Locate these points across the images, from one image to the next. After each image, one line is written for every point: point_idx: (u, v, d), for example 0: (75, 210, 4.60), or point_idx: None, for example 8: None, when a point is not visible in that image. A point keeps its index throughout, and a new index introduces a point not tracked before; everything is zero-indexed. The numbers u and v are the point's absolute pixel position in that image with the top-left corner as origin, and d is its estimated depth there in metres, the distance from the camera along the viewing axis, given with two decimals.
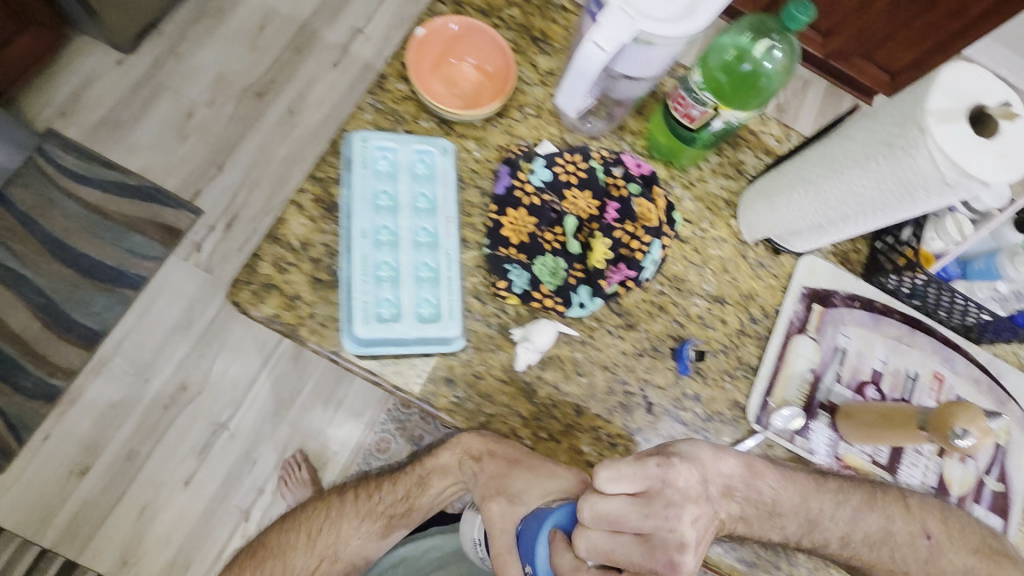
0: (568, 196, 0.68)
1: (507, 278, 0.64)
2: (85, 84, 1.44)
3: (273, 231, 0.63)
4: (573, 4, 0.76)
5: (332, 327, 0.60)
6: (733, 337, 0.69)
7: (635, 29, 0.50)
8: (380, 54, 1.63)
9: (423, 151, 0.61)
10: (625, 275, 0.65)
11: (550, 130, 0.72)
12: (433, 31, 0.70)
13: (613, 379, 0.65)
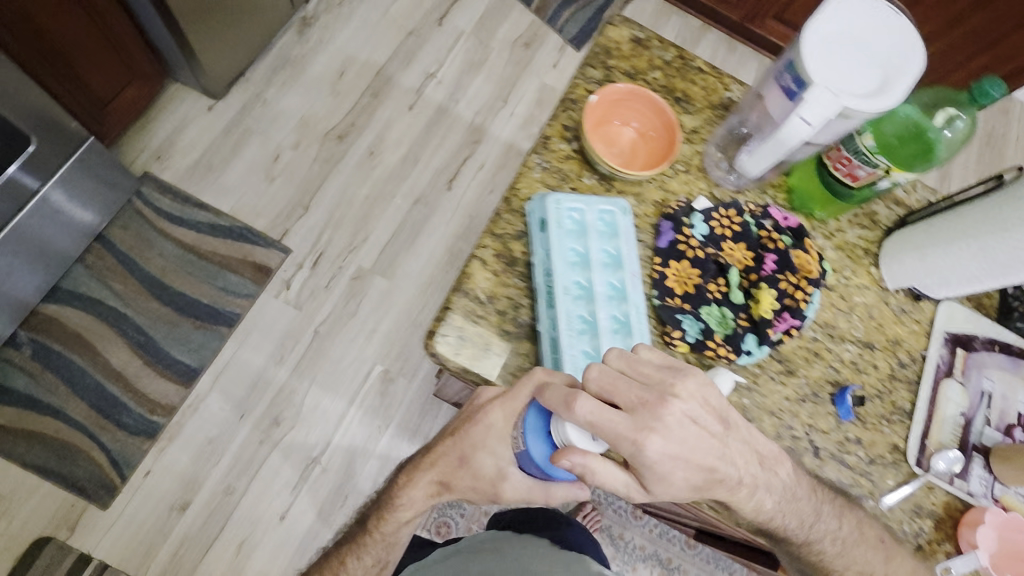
0: (725, 249, 0.71)
1: (680, 327, 0.67)
2: (178, 128, 1.49)
3: (460, 284, 0.66)
4: (709, 67, 0.82)
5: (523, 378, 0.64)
6: (885, 382, 0.72)
7: (839, 105, 0.55)
8: (453, 97, 1.70)
9: (606, 212, 0.66)
10: (789, 324, 0.68)
11: (700, 185, 0.76)
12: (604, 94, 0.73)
13: (780, 424, 0.68)
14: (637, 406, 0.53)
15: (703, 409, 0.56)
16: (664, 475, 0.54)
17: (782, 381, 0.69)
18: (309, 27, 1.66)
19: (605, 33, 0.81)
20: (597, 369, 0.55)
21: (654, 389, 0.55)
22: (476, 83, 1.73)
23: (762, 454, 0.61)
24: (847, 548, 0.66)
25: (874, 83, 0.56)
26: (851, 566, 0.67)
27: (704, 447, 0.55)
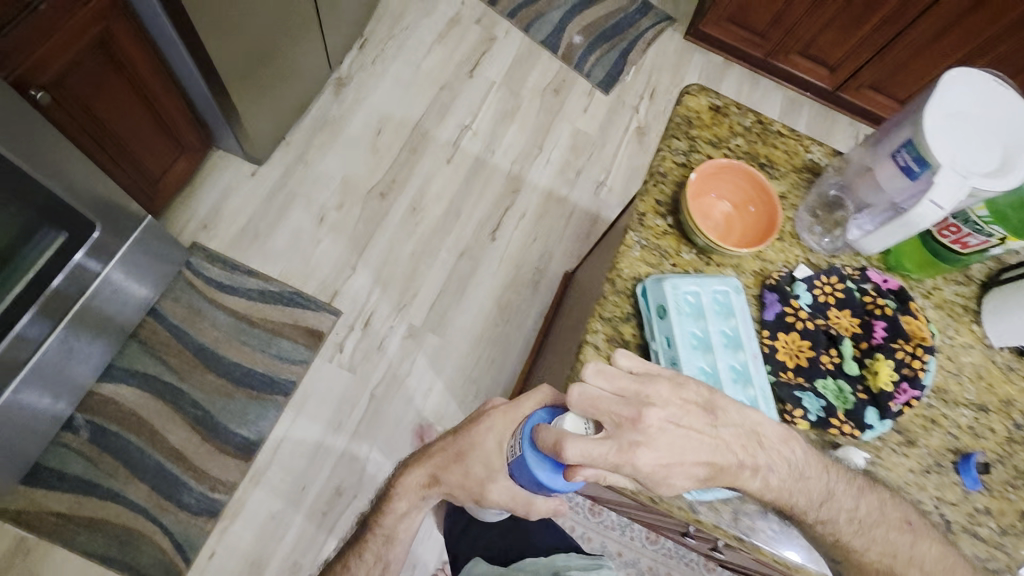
0: (832, 318, 0.71)
1: (801, 405, 0.65)
2: (223, 196, 1.50)
3: (576, 374, 0.65)
4: (788, 130, 0.83)
5: None
6: (1005, 445, 0.71)
7: (969, 186, 0.54)
8: (488, 148, 1.72)
9: (721, 291, 0.65)
10: (910, 395, 0.66)
11: (795, 252, 0.75)
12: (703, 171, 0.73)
13: (909, 499, 0.66)
14: (620, 420, 0.54)
15: (683, 409, 0.56)
16: (662, 480, 0.54)
17: (905, 451, 0.68)
18: (344, 87, 1.69)
19: (683, 102, 0.81)
20: (578, 391, 0.54)
21: (632, 403, 0.54)
22: (510, 132, 1.76)
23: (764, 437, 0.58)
24: (866, 531, 0.60)
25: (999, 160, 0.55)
26: (874, 548, 0.60)
27: (694, 446, 0.55)
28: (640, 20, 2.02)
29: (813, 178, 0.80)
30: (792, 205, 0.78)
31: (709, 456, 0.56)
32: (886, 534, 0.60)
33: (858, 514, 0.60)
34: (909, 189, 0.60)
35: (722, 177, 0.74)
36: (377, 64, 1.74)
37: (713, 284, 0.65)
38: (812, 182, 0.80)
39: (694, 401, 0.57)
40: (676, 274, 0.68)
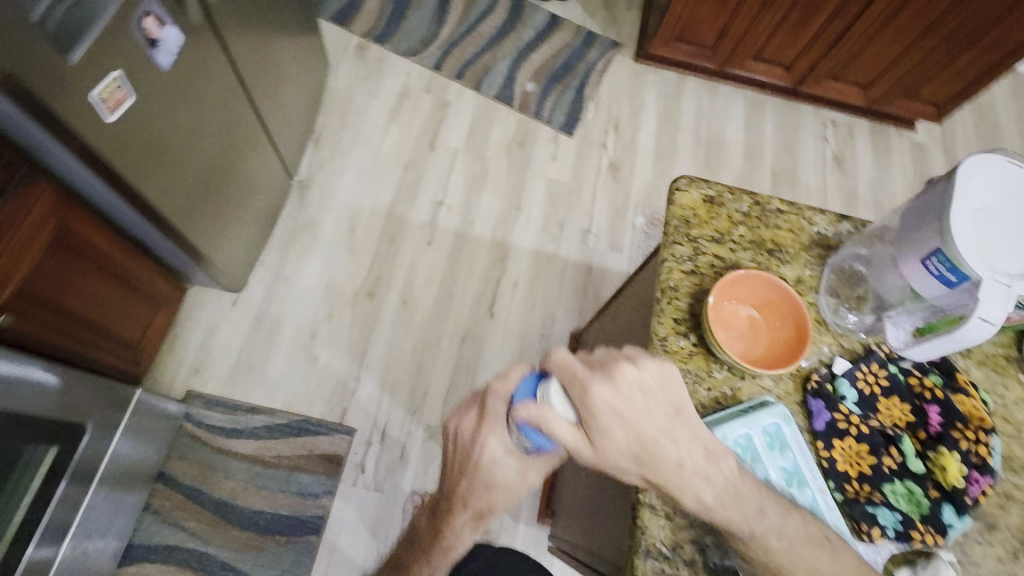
0: (883, 411, 0.67)
1: (876, 522, 0.62)
2: (208, 334, 1.44)
3: (637, 543, 0.60)
4: (787, 205, 0.79)
5: None
6: None
7: (1014, 293, 0.52)
8: (466, 220, 1.68)
9: (772, 427, 0.63)
10: (982, 484, 0.63)
11: (827, 340, 0.71)
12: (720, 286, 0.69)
13: None
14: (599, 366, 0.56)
15: (659, 385, 0.56)
16: (605, 429, 0.53)
17: (988, 540, 0.64)
18: (308, 190, 1.65)
19: (675, 200, 0.78)
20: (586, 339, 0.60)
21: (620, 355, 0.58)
22: (484, 198, 1.71)
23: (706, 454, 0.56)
24: (792, 548, 0.56)
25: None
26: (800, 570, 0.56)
27: (647, 416, 0.55)
28: (588, 51, 1.98)
29: (824, 252, 0.77)
30: (810, 288, 0.75)
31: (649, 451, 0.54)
32: (811, 555, 0.57)
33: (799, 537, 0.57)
34: (941, 291, 0.57)
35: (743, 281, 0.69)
36: (335, 158, 1.70)
37: (763, 418, 0.64)
38: (824, 258, 0.76)
39: (674, 382, 0.57)
40: (720, 410, 0.65)
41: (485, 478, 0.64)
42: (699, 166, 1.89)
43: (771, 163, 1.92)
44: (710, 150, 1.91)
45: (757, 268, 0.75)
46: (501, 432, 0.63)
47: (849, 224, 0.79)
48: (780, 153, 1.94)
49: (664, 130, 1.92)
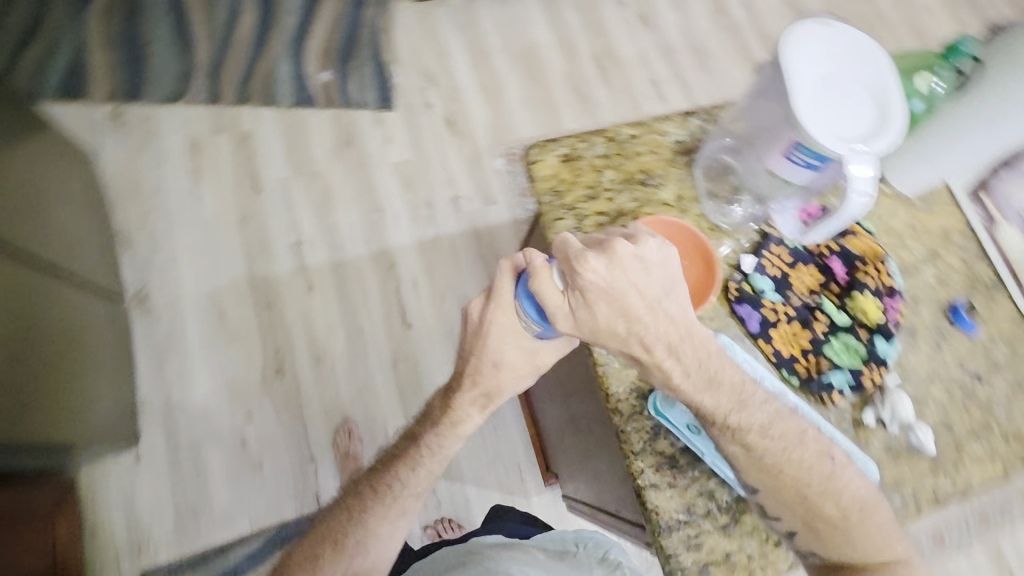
0: (799, 285, 0.71)
1: (831, 387, 0.67)
2: (130, 505, 1.27)
3: (657, 523, 0.61)
4: (636, 127, 0.77)
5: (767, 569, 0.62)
6: (964, 275, 0.78)
7: (876, 153, 0.53)
8: (334, 247, 1.54)
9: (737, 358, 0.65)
10: (894, 306, 0.70)
11: (726, 243, 0.73)
12: None
13: (943, 382, 0.72)
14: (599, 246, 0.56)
15: (658, 262, 0.56)
16: (591, 303, 0.54)
17: (915, 346, 0.73)
18: (149, 299, 1.43)
19: (534, 174, 0.73)
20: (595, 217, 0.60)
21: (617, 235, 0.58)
22: (340, 215, 1.57)
23: (692, 337, 0.57)
24: (785, 453, 0.59)
25: (880, 107, 0.53)
26: (785, 472, 0.59)
27: (638, 297, 0.55)
28: (364, 10, 1.79)
29: (688, 158, 0.77)
30: (693, 200, 0.75)
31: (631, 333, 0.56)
32: (802, 457, 0.60)
33: (779, 431, 0.59)
34: (808, 173, 0.58)
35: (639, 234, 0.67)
36: (159, 250, 1.47)
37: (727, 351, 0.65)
38: (691, 164, 0.76)
39: (674, 265, 0.57)
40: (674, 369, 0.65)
41: (499, 353, 0.69)
42: (528, 81, 1.81)
43: (589, 49, 1.88)
44: (530, 61, 1.84)
45: (638, 204, 0.73)
46: (508, 310, 0.66)
47: (696, 120, 0.79)
48: (593, 36, 1.90)
49: (478, 61, 1.81)
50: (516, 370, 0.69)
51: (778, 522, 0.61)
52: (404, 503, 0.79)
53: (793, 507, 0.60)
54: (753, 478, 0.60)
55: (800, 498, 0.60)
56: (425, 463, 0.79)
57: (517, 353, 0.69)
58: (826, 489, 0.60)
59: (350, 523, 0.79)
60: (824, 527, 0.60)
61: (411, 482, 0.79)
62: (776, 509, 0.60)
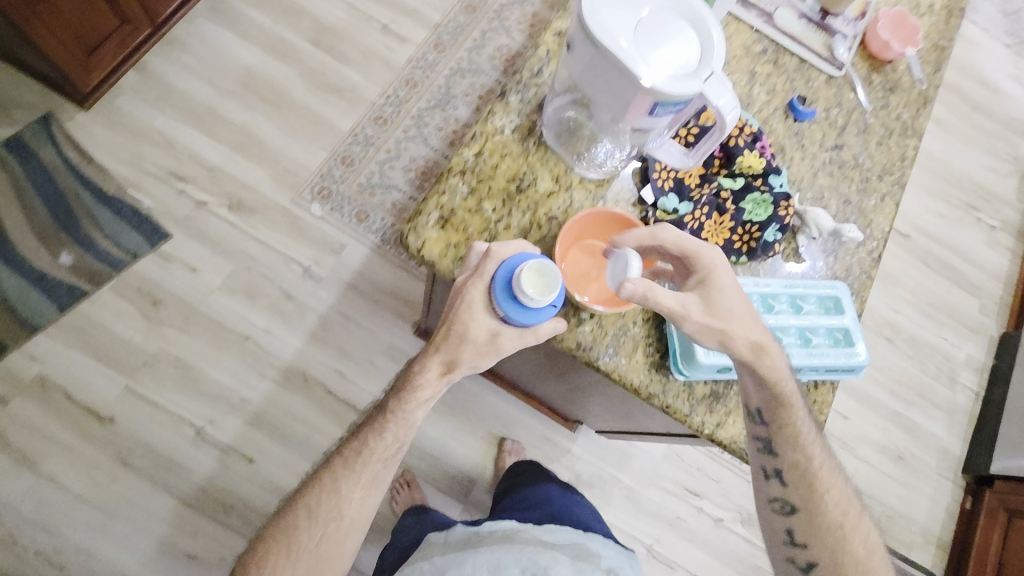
0: (693, 181, 0.75)
1: (768, 242, 0.75)
2: None
3: (737, 447, 0.69)
4: (472, 143, 0.72)
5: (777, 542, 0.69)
6: (781, 73, 0.86)
7: (718, 69, 0.54)
8: (237, 406, 1.35)
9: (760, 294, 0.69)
10: (764, 144, 0.77)
11: (621, 189, 0.74)
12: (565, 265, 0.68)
13: (823, 171, 0.83)
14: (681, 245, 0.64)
15: None
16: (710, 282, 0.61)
17: (789, 158, 0.82)
18: None
19: (428, 258, 0.68)
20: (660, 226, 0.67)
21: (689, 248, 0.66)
22: (214, 374, 1.36)
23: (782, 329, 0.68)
24: (823, 470, 0.67)
25: (696, 28, 0.54)
26: (823, 500, 0.66)
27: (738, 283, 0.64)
28: (40, 160, 1.42)
29: (536, 138, 0.74)
30: (568, 171, 0.73)
31: (750, 320, 0.62)
32: (837, 487, 0.68)
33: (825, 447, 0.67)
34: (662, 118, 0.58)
35: (562, 262, 0.68)
36: (65, 559, 1.21)
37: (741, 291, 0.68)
38: (542, 140, 0.73)
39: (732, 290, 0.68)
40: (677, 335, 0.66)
41: (462, 326, 0.67)
42: (274, 111, 1.58)
43: (303, 38, 1.66)
44: (258, 89, 1.59)
45: (533, 214, 0.71)
46: (481, 284, 0.65)
47: (512, 98, 0.75)
48: (296, 22, 1.67)
49: (209, 126, 1.54)
50: (476, 343, 0.66)
51: (802, 548, 0.67)
52: (373, 471, 0.73)
53: (825, 541, 0.66)
54: (797, 498, 0.66)
55: (833, 528, 0.66)
56: (391, 428, 0.73)
57: (481, 329, 0.66)
58: (850, 523, 0.66)
59: (318, 495, 0.72)
60: (850, 567, 0.64)
61: (379, 449, 0.73)
62: (804, 534, 0.66)
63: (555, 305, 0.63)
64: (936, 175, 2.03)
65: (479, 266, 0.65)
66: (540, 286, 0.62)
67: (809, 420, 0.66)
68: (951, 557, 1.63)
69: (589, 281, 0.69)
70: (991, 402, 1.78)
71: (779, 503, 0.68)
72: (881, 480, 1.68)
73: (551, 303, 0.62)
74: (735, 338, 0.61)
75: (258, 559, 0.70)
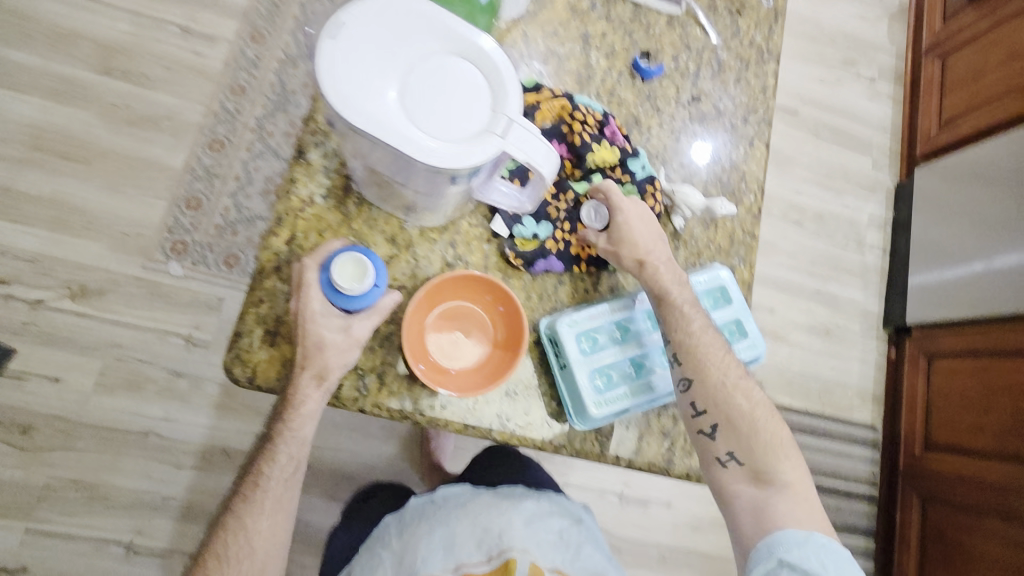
0: (548, 193, 0.66)
1: None
2: None
3: (658, 467, 0.66)
4: (281, 227, 0.60)
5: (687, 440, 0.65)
6: (618, 28, 0.75)
7: (517, 114, 0.43)
8: (162, 507, 1.23)
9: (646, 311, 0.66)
10: (615, 128, 0.68)
11: (469, 229, 0.65)
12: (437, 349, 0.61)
13: (685, 133, 0.75)
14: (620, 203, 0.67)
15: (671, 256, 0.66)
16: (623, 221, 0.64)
17: (647, 128, 0.73)
18: None
19: (264, 383, 0.57)
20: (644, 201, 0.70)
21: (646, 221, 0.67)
22: (124, 483, 1.23)
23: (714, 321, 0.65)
24: (709, 338, 0.63)
25: (487, 75, 0.43)
26: (712, 368, 0.62)
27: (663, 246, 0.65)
28: None
29: (354, 198, 0.62)
30: (402, 226, 0.63)
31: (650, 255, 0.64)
32: (720, 351, 0.63)
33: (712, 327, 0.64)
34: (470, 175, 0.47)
35: (419, 364, 0.58)
36: None
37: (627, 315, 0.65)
38: (362, 199, 0.62)
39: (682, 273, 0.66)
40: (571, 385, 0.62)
41: (318, 333, 0.55)
42: (85, 169, 1.34)
43: (90, 71, 1.38)
44: (57, 148, 1.33)
45: None
46: (314, 291, 0.56)
47: (313, 155, 0.61)
48: (74, 53, 1.38)
49: (14, 209, 1.29)
50: (338, 344, 0.56)
51: (705, 415, 0.62)
52: (277, 498, 0.59)
53: (719, 402, 0.62)
54: (692, 371, 0.62)
55: (723, 387, 0.62)
56: (283, 448, 0.59)
57: (334, 332, 0.56)
58: (734, 380, 0.63)
59: (220, 549, 0.58)
60: (741, 419, 0.63)
61: (276, 475, 0.59)
62: (704, 402, 0.62)
63: (379, 284, 0.57)
64: (806, 37, 1.86)
65: (300, 275, 0.56)
66: (353, 268, 0.56)
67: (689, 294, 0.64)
68: (888, 406, 1.60)
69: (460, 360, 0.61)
70: (897, 255, 1.69)
71: (677, 383, 0.62)
72: (815, 358, 1.61)
73: (373, 283, 0.56)
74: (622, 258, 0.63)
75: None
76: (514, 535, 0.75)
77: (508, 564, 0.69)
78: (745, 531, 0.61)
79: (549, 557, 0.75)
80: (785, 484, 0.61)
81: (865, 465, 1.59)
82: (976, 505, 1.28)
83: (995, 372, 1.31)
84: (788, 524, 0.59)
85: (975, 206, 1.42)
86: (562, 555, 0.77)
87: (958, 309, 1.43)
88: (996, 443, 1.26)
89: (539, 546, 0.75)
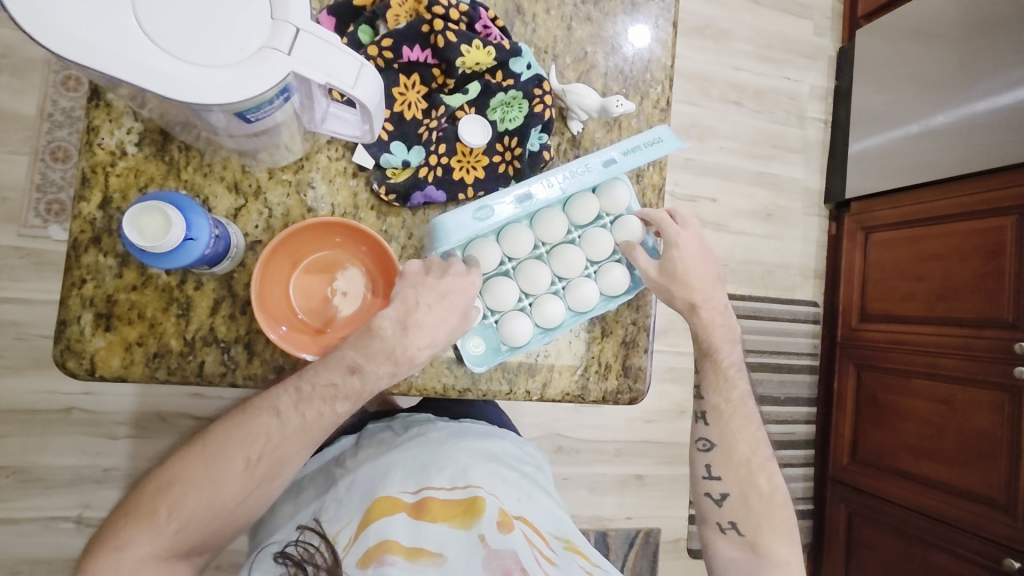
0: (417, 112, 0.57)
1: (541, 149, 0.59)
2: None
3: (573, 396, 0.62)
4: (94, 189, 0.50)
5: (623, 398, 0.64)
6: None
7: (305, 19, 0.34)
8: (105, 479, 1.12)
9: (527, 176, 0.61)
10: (487, 22, 0.57)
11: (329, 164, 0.56)
12: (300, 309, 0.54)
13: (576, 17, 0.64)
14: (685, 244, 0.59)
15: (713, 280, 0.62)
16: (686, 281, 0.59)
17: (531, 17, 0.63)
18: None
19: (106, 373, 0.50)
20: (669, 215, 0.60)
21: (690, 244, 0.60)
22: (54, 461, 1.10)
23: (724, 318, 0.65)
24: (719, 350, 0.67)
25: None
26: (721, 380, 0.69)
27: (712, 280, 0.62)
28: None
29: (178, 143, 0.52)
30: (246, 169, 0.53)
31: (707, 287, 0.62)
32: (730, 374, 0.69)
33: (724, 347, 0.68)
34: (301, 81, 0.37)
35: (280, 327, 0.52)
36: None
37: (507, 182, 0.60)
38: (188, 145, 0.51)
39: (722, 298, 0.64)
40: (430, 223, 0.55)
41: (413, 339, 0.50)
42: None
43: None
44: None
45: (241, 266, 0.53)
46: (433, 302, 0.50)
47: (111, 94, 0.50)
48: None
49: None
50: (401, 351, 0.49)
51: (718, 481, 0.68)
52: (435, 338, 0.50)
53: (719, 398, 0.69)
54: (717, 435, 0.69)
55: (746, 463, 0.68)
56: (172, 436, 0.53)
57: (414, 340, 0.50)
58: (760, 462, 0.68)
59: (356, 353, 0.49)
60: (757, 499, 0.67)
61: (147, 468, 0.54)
62: (720, 468, 0.68)
63: (196, 237, 0.41)
64: None
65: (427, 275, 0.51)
66: (157, 217, 0.39)
67: (736, 364, 0.69)
68: (828, 281, 1.58)
69: (335, 314, 0.54)
70: (838, 126, 1.60)
71: (700, 441, 0.70)
72: (756, 244, 1.56)
73: (186, 236, 0.40)
74: (676, 301, 0.61)
75: (246, 426, 0.50)
76: (484, 469, 0.56)
77: (476, 498, 0.50)
78: (709, 510, 0.69)
79: (516, 507, 0.54)
80: (780, 571, 0.64)
81: (807, 340, 1.58)
82: (904, 368, 1.32)
83: (930, 240, 1.30)
84: (738, 519, 0.67)
85: (918, 67, 1.33)
86: (532, 505, 0.56)
87: (896, 177, 1.38)
88: (926, 309, 1.29)
89: (507, 489, 0.55)
